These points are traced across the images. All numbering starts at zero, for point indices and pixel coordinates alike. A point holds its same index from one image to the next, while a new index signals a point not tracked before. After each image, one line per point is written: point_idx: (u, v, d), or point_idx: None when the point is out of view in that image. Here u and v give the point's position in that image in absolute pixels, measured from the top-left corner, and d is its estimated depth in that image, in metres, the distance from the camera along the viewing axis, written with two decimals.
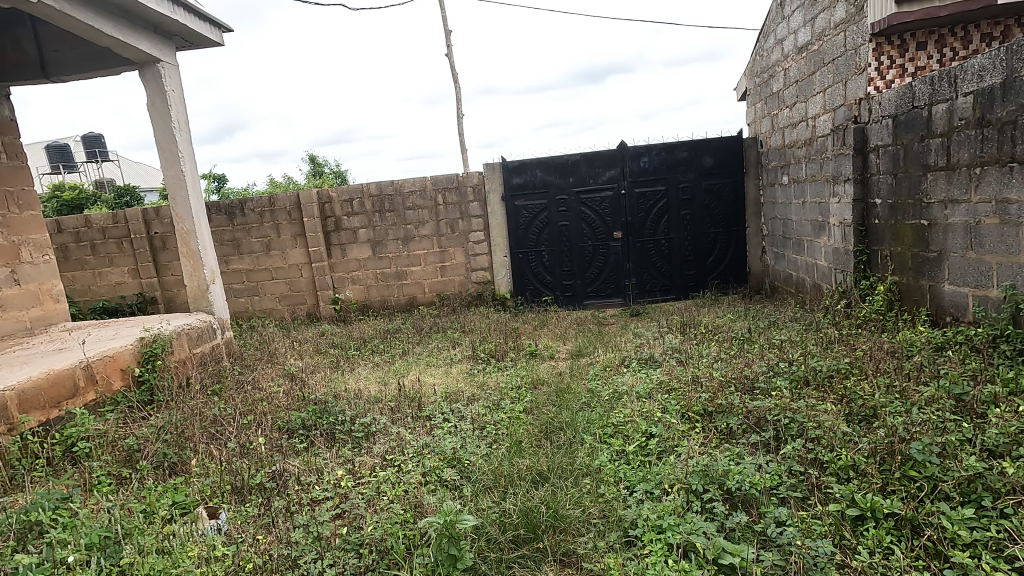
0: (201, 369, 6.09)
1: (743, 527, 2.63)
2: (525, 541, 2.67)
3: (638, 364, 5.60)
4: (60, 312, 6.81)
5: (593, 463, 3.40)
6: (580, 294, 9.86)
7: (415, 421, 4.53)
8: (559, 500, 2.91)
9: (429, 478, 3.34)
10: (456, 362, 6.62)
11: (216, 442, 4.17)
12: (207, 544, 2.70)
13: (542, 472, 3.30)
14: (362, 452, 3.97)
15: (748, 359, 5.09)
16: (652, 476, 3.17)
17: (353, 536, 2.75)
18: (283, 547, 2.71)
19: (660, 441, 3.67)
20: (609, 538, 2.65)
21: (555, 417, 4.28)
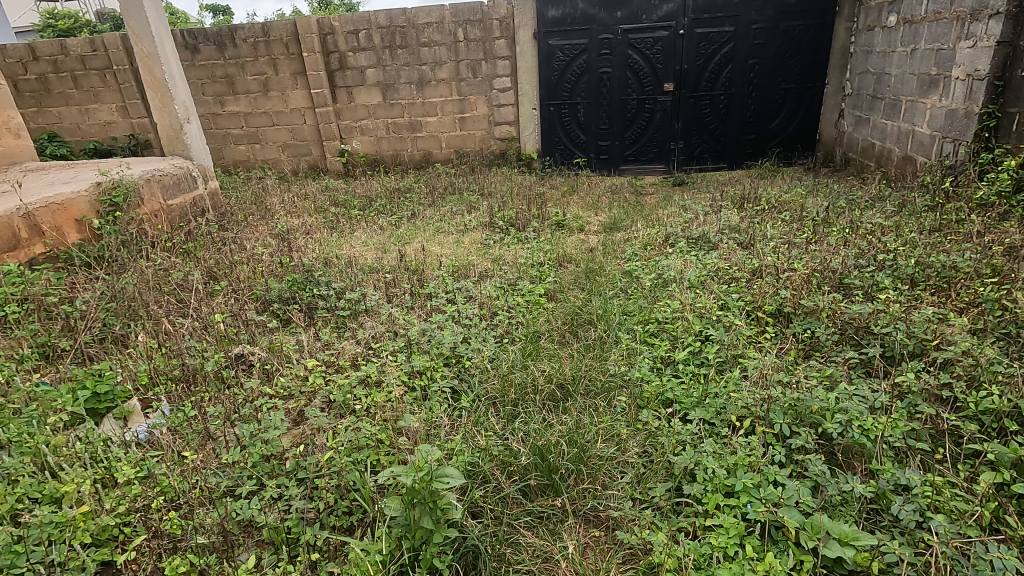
0: (179, 226, 5.29)
1: (852, 497, 1.84)
2: (538, 492, 1.94)
3: (687, 245, 4.60)
4: (24, 149, 5.90)
5: (632, 374, 2.60)
6: (616, 157, 8.55)
7: (413, 299, 3.75)
8: (587, 431, 2.15)
9: (418, 382, 2.59)
10: (470, 229, 5.70)
11: (178, 315, 3.45)
12: (115, 463, 2.03)
13: (564, 386, 2.53)
14: (345, 336, 3.24)
15: (831, 246, 4.05)
16: (711, 401, 2.36)
17: (307, 462, 2.07)
18: (214, 474, 2.05)
19: (720, 349, 2.82)
20: (652, 491, 1.92)
21: (583, 305, 3.43)
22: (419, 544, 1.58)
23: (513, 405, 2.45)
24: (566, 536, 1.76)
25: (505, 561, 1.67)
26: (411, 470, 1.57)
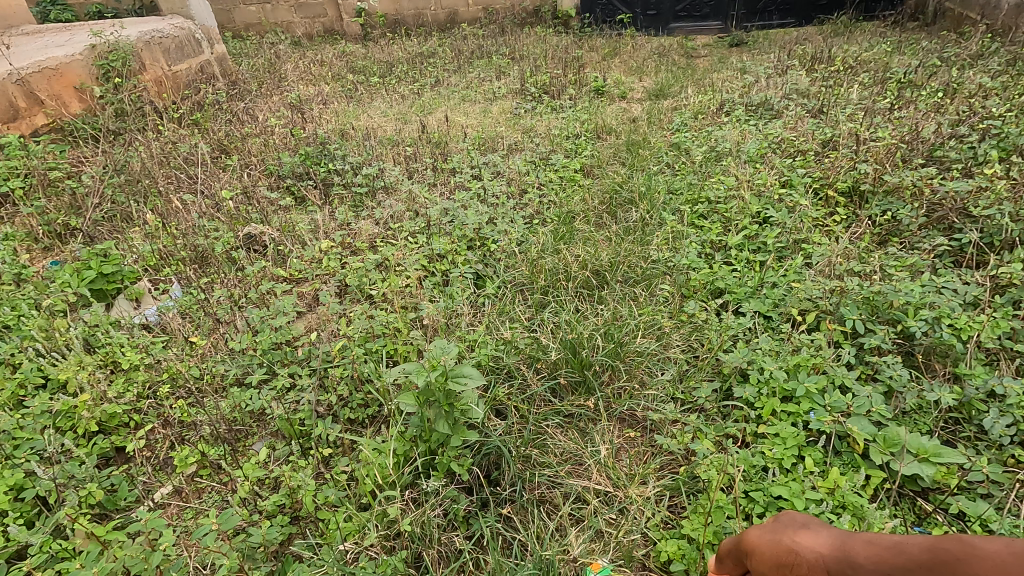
0: (188, 92, 4.91)
1: (932, 406, 1.59)
2: (569, 390, 1.75)
3: (746, 113, 4.02)
4: (17, 9, 5.42)
5: (678, 260, 2.30)
6: (666, 13, 7.47)
7: (435, 175, 3.42)
8: (626, 324, 1.91)
9: (438, 266, 2.36)
10: (499, 97, 5.15)
11: (187, 191, 3.23)
12: (119, 349, 1.91)
13: (600, 272, 2.26)
14: (362, 215, 2.98)
15: (921, 113, 3.44)
16: (769, 292, 2.07)
17: (319, 351, 1.91)
18: (223, 361, 1.92)
19: (782, 233, 2.46)
20: (697, 392, 1.72)
21: (624, 181, 3.04)
22: (435, 446, 1.43)
23: (543, 293, 2.21)
24: (598, 439, 1.60)
25: (530, 463, 1.52)
26: (423, 368, 1.36)
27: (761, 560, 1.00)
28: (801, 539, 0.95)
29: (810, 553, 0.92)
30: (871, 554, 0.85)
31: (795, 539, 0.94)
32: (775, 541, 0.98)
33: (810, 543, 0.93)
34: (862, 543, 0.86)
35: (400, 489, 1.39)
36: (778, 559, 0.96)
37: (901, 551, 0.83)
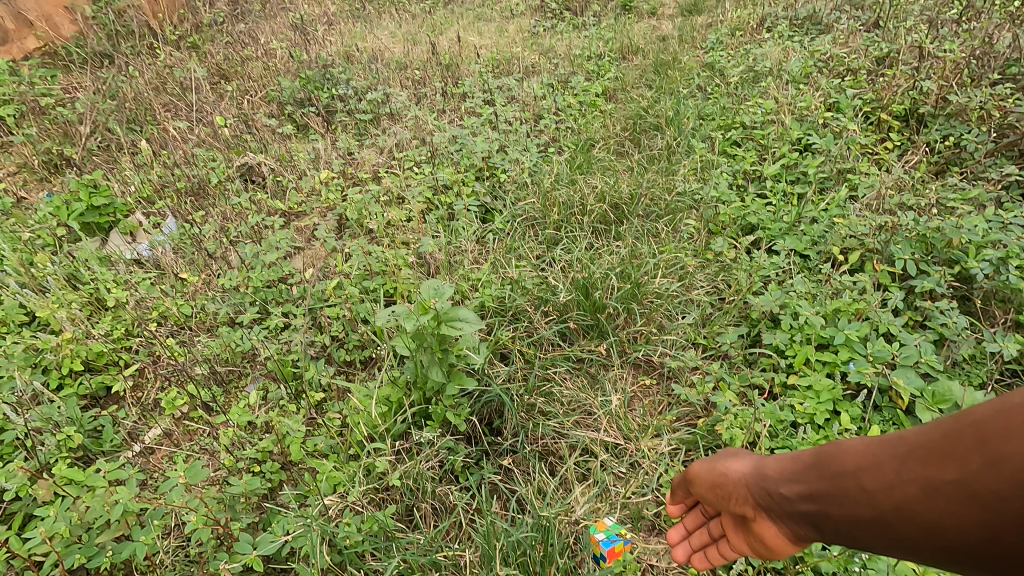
0: (185, 9, 4.59)
1: (990, 358, 1.41)
2: (580, 334, 1.61)
3: (790, 28, 3.60)
4: None
5: (706, 192, 2.08)
6: None
7: (444, 100, 3.17)
8: (645, 263, 1.74)
9: (443, 198, 2.18)
10: (516, 14, 4.72)
11: (183, 118, 3.05)
12: (105, 283, 1.81)
13: (619, 206, 2.06)
14: (365, 143, 2.78)
15: (994, 24, 3.01)
16: (807, 228, 1.86)
17: (314, 289, 1.79)
18: (214, 299, 1.82)
19: (825, 162, 2.20)
20: (721, 337, 1.57)
21: (650, 105, 2.76)
22: (429, 394, 1.32)
23: (556, 229, 2.03)
24: (611, 388, 1.47)
25: (535, 412, 1.41)
26: (415, 310, 1.22)
27: (700, 487, 0.95)
28: (731, 461, 0.87)
29: (737, 472, 0.85)
30: (780, 467, 0.76)
31: (722, 464, 0.87)
32: (709, 468, 0.91)
33: (736, 465, 0.85)
34: (775, 460, 0.78)
35: (392, 438, 1.29)
36: (713, 483, 0.90)
37: (804, 459, 0.73)
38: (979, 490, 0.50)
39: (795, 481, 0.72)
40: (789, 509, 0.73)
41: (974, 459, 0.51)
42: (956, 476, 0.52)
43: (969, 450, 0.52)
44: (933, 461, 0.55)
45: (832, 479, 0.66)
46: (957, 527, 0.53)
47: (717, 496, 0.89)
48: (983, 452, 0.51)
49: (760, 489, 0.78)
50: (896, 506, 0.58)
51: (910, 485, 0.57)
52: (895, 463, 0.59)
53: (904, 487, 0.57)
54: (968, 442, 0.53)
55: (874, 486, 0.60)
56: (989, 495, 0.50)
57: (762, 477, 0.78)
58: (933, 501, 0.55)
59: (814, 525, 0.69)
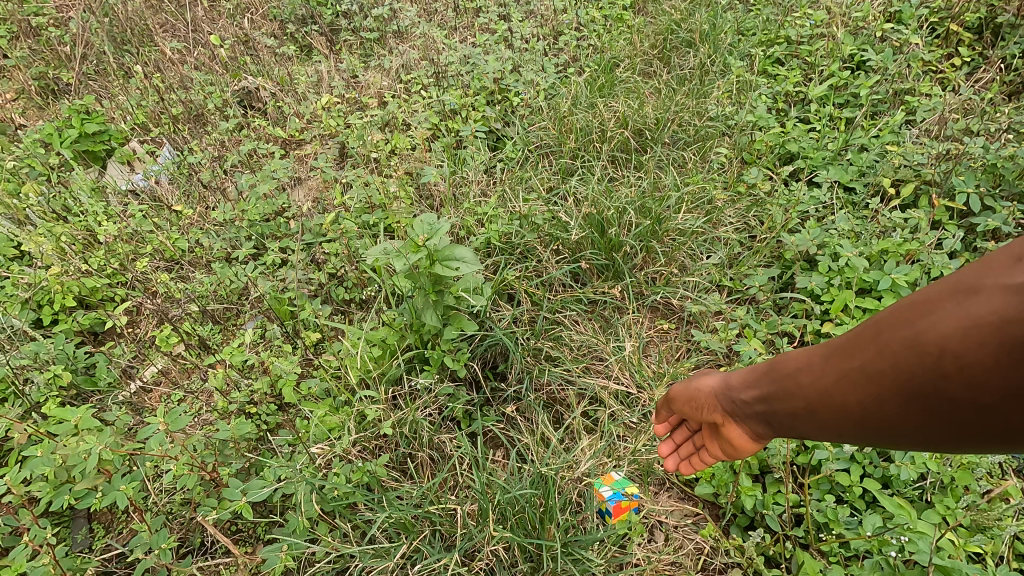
0: None
1: None
2: (594, 274, 1.49)
3: None
4: None
5: (742, 117, 1.86)
6: None
7: (455, 14, 2.88)
8: (668, 197, 1.57)
9: (451, 124, 2.00)
10: None
11: (177, 37, 2.84)
12: (96, 216, 1.73)
13: (643, 133, 1.86)
14: (369, 63, 2.57)
15: None
16: (854, 158, 1.66)
17: (311, 223, 1.68)
18: (209, 233, 1.72)
19: (881, 81, 1.94)
20: (749, 280, 1.43)
21: (684, 16, 2.45)
22: (426, 338, 1.23)
23: (572, 158, 1.86)
24: (624, 333, 1.37)
25: (541, 358, 1.31)
26: (406, 248, 1.10)
27: (671, 408, 0.99)
28: (696, 380, 0.92)
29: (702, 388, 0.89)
30: (736, 377, 0.80)
31: (688, 382, 0.92)
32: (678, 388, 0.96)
33: (701, 383, 0.90)
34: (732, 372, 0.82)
35: (387, 383, 1.22)
36: (682, 401, 0.94)
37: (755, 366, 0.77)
38: (879, 373, 0.54)
39: (747, 387, 0.76)
40: (747, 412, 0.77)
41: (874, 348, 0.55)
42: (862, 365, 0.56)
43: (874, 340, 0.56)
44: (845, 354, 0.59)
45: (776, 381, 0.70)
46: (867, 409, 0.57)
47: (687, 410, 0.93)
48: (881, 341, 0.54)
49: (722, 398, 0.82)
50: (818, 397, 0.63)
51: (830, 377, 0.60)
52: (818, 360, 0.63)
53: (827, 379, 0.61)
54: (870, 334, 0.56)
55: (806, 383, 0.64)
56: (885, 377, 0.54)
57: (722, 387, 0.82)
58: (850, 388, 0.58)
59: (765, 423, 0.74)
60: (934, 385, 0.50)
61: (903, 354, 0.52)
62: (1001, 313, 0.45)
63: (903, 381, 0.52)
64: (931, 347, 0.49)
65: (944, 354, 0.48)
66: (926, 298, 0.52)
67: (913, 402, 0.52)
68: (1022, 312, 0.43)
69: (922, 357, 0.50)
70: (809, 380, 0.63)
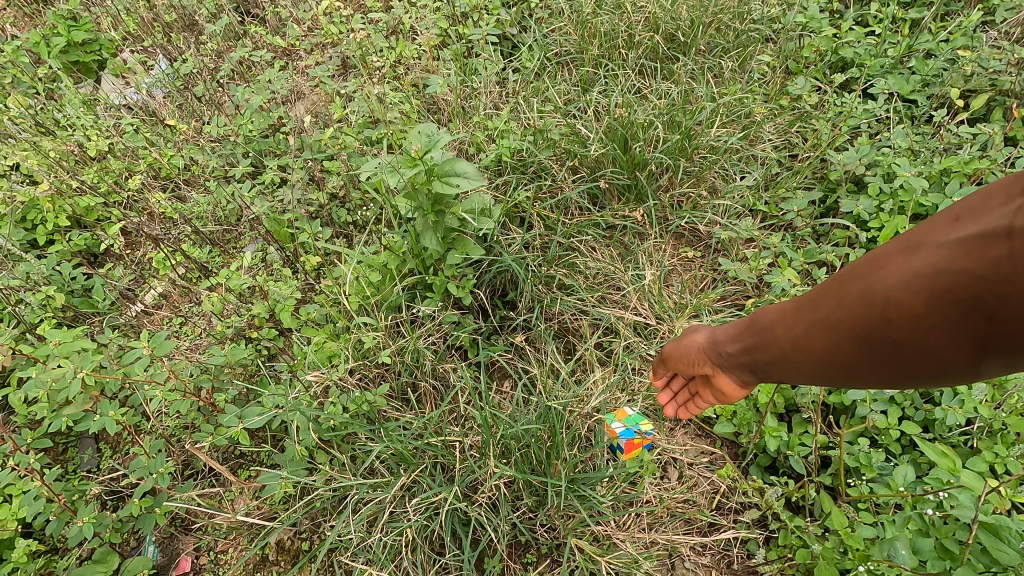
0: None
1: None
2: (614, 196, 1.36)
3: None
4: None
5: (789, 18, 1.64)
6: None
7: None
8: (701, 110, 1.40)
9: (461, 29, 1.80)
10: None
11: None
12: (84, 129, 1.62)
13: (675, 38, 1.66)
14: None
15: None
16: (918, 64, 1.45)
17: (310, 139, 1.56)
18: (203, 149, 1.61)
19: None
20: (787, 204, 1.29)
21: None
22: (428, 263, 1.13)
23: (595, 67, 1.67)
24: (645, 260, 1.26)
25: (553, 286, 1.22)
26: (401, 162, 0.98)
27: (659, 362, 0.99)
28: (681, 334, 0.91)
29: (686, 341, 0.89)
30: (719, 331, 0.79)
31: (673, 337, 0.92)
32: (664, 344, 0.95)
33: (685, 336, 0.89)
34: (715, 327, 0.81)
35: (388, 310, 1.14)
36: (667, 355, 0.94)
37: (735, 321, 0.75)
38: (839, 324, 0.52)
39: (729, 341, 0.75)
40: (731, 363, 0.76)
41: (834, 300, 0.53)
42: (825, 318, 0.55)
43: (838, 292, 0.54)
44: (811, 306, 0.57)
45: (755, 333, 0.68)
46: (834, 358, 0.55)
47: (673, 363, 0.92)
48: (841, 293, 0.52)
49: (708, 352, 0.81)
50: (789, 347, 0.61)
51: (799, 328, 0.59)
52: (788, 311, 0.61)
53: (796, 331, 0.59)
54: (832, 286, 0.55)
55: (779, 337, 0.63)
56: (843, 327, 0.53)
57: (708, 341, 0.81)
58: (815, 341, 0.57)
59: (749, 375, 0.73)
60: (889, 335, 0.48)
61: (858, 308, 0.50)
62: (947, 265, 0.43)
63: (861, 330, 0.51)
64: (883, 301, 0.48)
65: (896, 305, 0.47)
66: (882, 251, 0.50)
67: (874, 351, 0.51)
68: (960, 265, 0.42)
69: (875, 310, 0.49)
70: (782, 332, 0.61)
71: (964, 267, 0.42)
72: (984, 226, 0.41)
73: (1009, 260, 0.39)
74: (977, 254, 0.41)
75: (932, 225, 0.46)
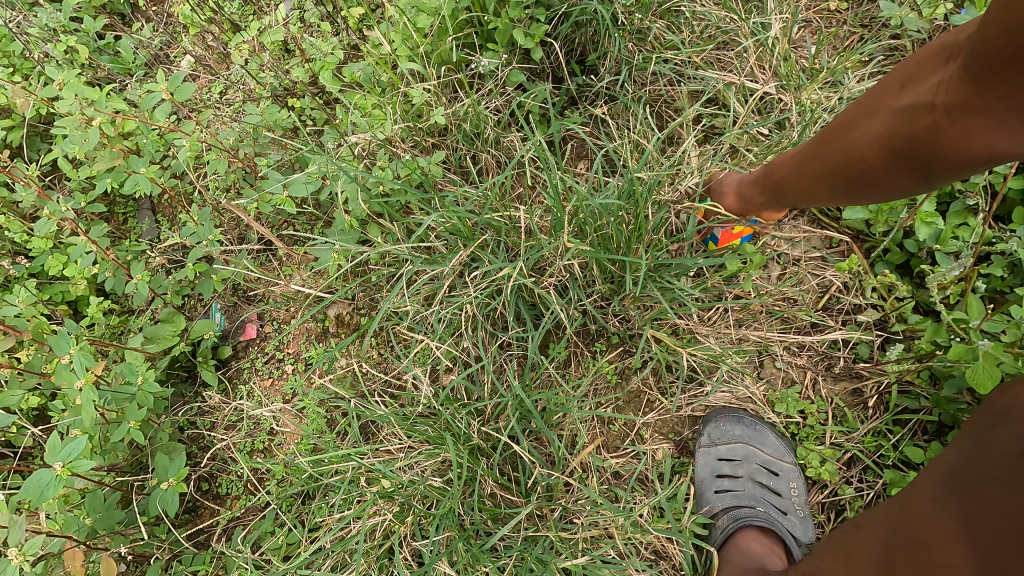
0: None
1: None
2: None
3: None
4: None
5: None
6: None
7: None
8: None
9: None
10: None
11: None
12: None
13: None
14: None
15: None
16: None
17: None
18: None
19: None
20: None
21: None
22: (488, 2, 0.89)
23: None
24: (773, 8, 0.96)
25: (647, 43, 0.97)
26: None
27: None
28: None
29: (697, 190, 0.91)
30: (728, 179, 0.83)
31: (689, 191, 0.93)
32: None
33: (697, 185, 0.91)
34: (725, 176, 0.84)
35: (442, 67, 0.94)
36: None
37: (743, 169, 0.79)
38: (828, 175, 0.59)
39: (739, 193, 0.78)
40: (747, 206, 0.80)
41: (819, 155, 0.59)
42: (817, 169, 0.61)
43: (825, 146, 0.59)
44: (807, 158, 0.62)
45: (762, 180, 0.73)
46: (824, 197, 0.64)
47: None
48: (827, 150, 0.58)
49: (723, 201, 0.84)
50: (794, 191, 0.67)
51: (801, 176, 0.64)
52: (787, 163, 0.66)
53: (799, 178, 0.64)
54: (818, 141, 0.60)
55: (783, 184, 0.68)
56: (828, 177, 0.59)
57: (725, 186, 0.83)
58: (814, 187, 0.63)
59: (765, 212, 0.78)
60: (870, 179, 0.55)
61: (842, 163, 0.56)
62: (903, 127, 0.48)
63: (840, 177, 0.58)
64: (860, 157, 0.54)
65: (863, 161, 0.54)
66: (856, 109, 0.54)
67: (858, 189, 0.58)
68: (913, 129, 0.48)
69: (854, 164, 0.55)
70: (785, 180, 0.67)
71: (910, 129, 0.48)
72: (920, 97, 0.47)
73: (941, 126, 0.45)
74: (918, 120, 0.47)
75: (891, 84, 0.51)
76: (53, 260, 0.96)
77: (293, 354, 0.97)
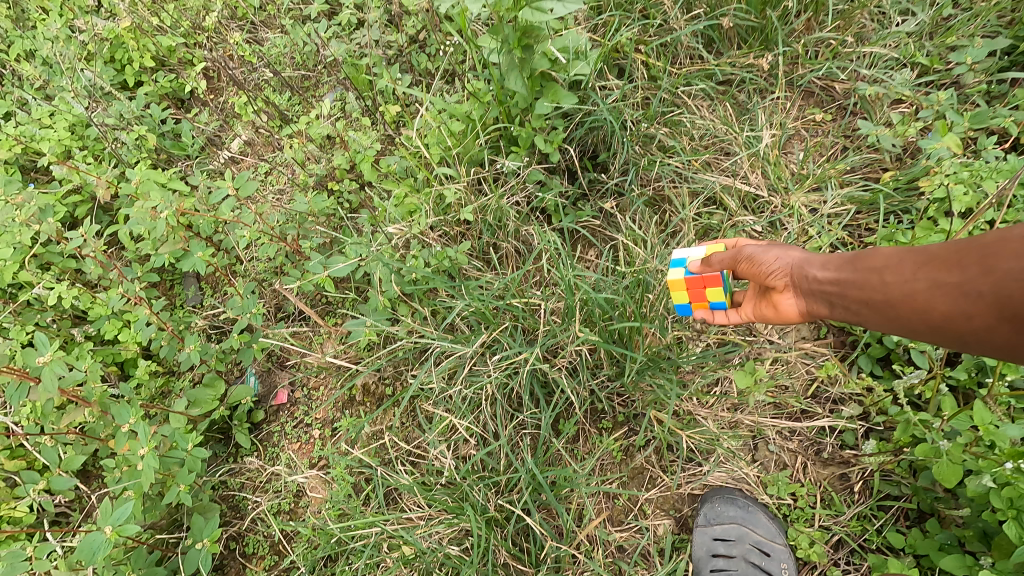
0: None
1: None
2: (735, 42, 1.14)
3: None
4: None
5: None
6: None
7: None
8: None
9: None
10: None
11: None
12: None
13: None
14: None
15: None
16: None
17: None
18: None
19: None
20: (960, 54, 1.04)
21: None
22: (514, 113, 1.02)
23: None
24: (764, 121, 1.08)
25: (652, 147, 1.09)
26: None
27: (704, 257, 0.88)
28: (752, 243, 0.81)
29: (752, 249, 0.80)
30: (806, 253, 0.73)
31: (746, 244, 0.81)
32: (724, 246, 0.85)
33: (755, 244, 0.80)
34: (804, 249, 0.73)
35: (470, 165, 1.06)
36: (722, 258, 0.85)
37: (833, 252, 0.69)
38: (972, 289, 0.49)
39: (822, 272, 0.68)
40: (813, 292, 0.70)
41: (969, 265, 0.49)
42: (956, 279, 0.51)
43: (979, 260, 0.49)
44: (946, 264, 0.52)
45: (858, 269, 0.63)
46: (934, 318, 0.54)
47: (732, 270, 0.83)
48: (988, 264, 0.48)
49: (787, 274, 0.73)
50: (903, 297, 0.57)
51: (920, 284, 0.55)
52: (915, 263, 0.56)
53: (916, 285, 0.55)
54: (978, 248, 0.49)
55: (890, 282, 0.58)
56: (970, 294, 0.49)
57: (798, 262, 0.72)
58: (934, 297, 0.53)
59: (831, 307, 0.68)
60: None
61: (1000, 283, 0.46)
62: None
63: (983, 302, 0.48)
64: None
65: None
66: None
67: (990, 323, 0.48)
68: None
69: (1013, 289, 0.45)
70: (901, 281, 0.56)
71: None
72: None
73: None
74: None
75: None
76: (110, 324, 1.07)
77: (321, 419, 1.05)
